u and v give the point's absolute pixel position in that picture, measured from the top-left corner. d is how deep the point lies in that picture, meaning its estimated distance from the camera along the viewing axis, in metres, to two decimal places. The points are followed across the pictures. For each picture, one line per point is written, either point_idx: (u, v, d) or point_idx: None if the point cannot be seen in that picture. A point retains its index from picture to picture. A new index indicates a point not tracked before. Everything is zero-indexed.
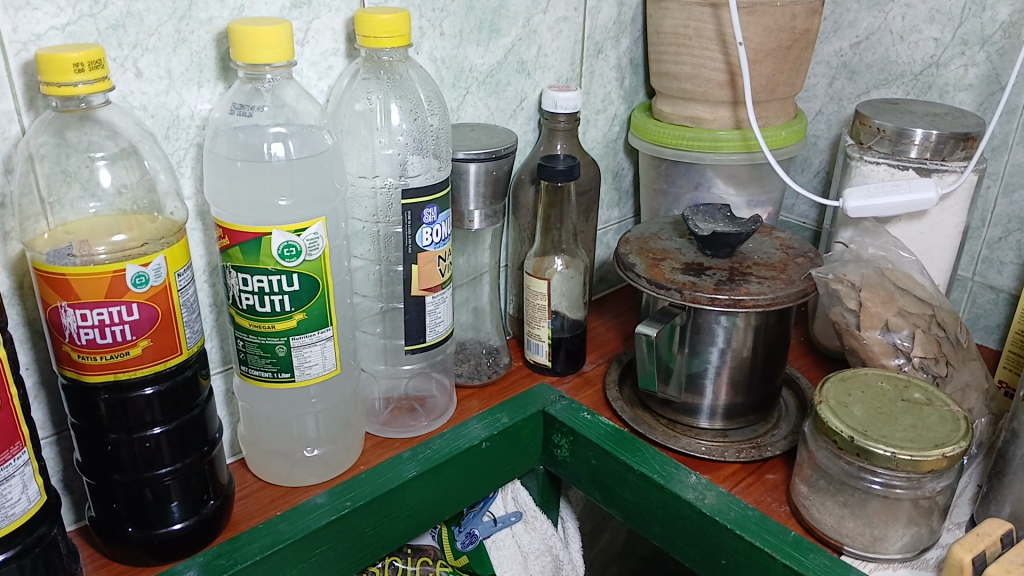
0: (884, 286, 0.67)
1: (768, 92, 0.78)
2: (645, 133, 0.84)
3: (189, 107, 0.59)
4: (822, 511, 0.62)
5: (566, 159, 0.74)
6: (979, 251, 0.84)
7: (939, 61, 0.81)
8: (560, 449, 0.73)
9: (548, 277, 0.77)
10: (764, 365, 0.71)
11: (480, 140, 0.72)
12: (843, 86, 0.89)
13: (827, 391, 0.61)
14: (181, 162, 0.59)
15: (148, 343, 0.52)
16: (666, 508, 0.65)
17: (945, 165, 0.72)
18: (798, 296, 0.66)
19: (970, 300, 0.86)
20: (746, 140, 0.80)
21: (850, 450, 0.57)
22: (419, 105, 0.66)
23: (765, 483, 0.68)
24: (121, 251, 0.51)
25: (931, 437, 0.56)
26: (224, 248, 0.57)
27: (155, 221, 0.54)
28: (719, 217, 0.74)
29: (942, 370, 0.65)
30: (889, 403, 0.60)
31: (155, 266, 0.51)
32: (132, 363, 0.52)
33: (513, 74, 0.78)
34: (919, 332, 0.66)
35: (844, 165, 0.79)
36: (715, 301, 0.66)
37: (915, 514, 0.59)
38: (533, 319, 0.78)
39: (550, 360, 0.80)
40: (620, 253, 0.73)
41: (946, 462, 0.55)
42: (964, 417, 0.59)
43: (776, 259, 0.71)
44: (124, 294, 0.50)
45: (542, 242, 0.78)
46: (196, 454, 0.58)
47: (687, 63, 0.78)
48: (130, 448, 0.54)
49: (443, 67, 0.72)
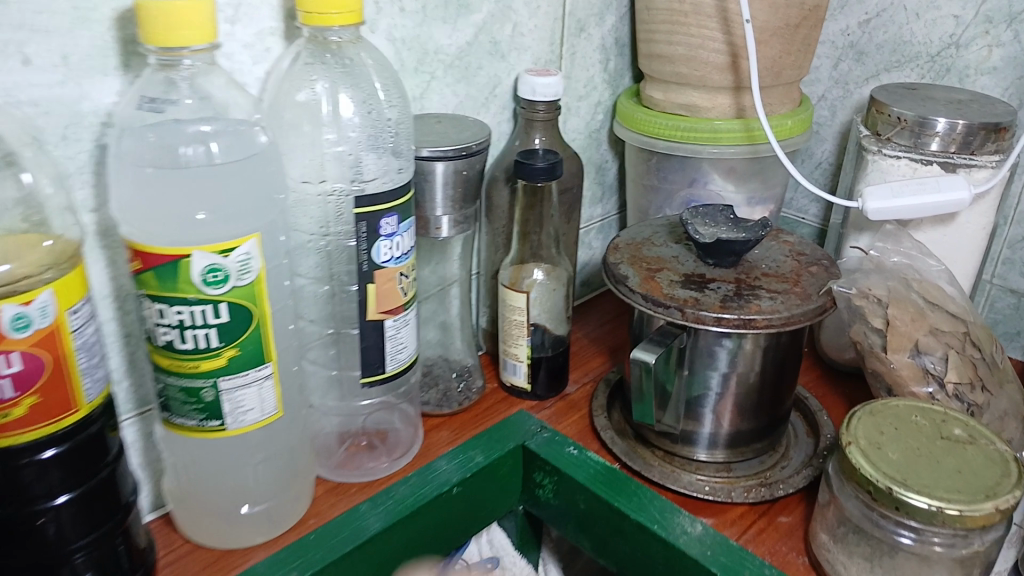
0: (911, 301, 0.58)
1: (774, 77, 0.69)
2: (633, 122, 0.75)
3: (93, 101, 0.48)
4: (849, 567, 0.53)
5: (546, 156, 0.64)
6: (999, 252, 0.76)
7: (959, 41, 0.73)
8: (542, 489, 0.64)
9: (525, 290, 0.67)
10: (773, 389, 0.63)
11: (448, 135, 0.62)
12: (849, 69, 0.80)
13: (856, 430, 0.53)
14: (82, 168, 0.49)
15: (36, 399, 0.42)
16: (666, 562, 0.57)
17: (974, 159, 0.64)
18: (816, 314, 0.58)
19: (987, 305, 0.79)
20: (750, 130, 0.71)
21: (887, 503, 0.49)
22: (374, 96, 0.56)
23: (778, 527, 0.59)
24: (7, 283, 0.40)
25: (980, 486, 0.48)
26: (136, 272, 0.47)
27: (47, 245, 0.43)
28: (721, 220, 0.64)
29: (980, 398, 0.57)
30: (927, 443, 0.52)
31: (39, 304, 0.41)
32: (18, 425, 0.42)
33: (485, 56, 0.68)
34: (953, 355, 0.57)
35: (857, 159, 0.70)
36: (722, 321, 0.57)
37: (956, 569, 0.51)
38: (510, 336, 0.68)
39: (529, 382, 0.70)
40: (610, 265, 0.64)
41: (999, 517, 0.47)
42: (1014, 458, 0.50)
43: (786, 269, 0.63)
44: (4, 342, 0.40)
45: (520, 250, 0.70)
46: (109, 523, 0.48)
47: (683, 43, 0.69)
48: (25, 524, 0.44)
49: (404, 49, 0.61)
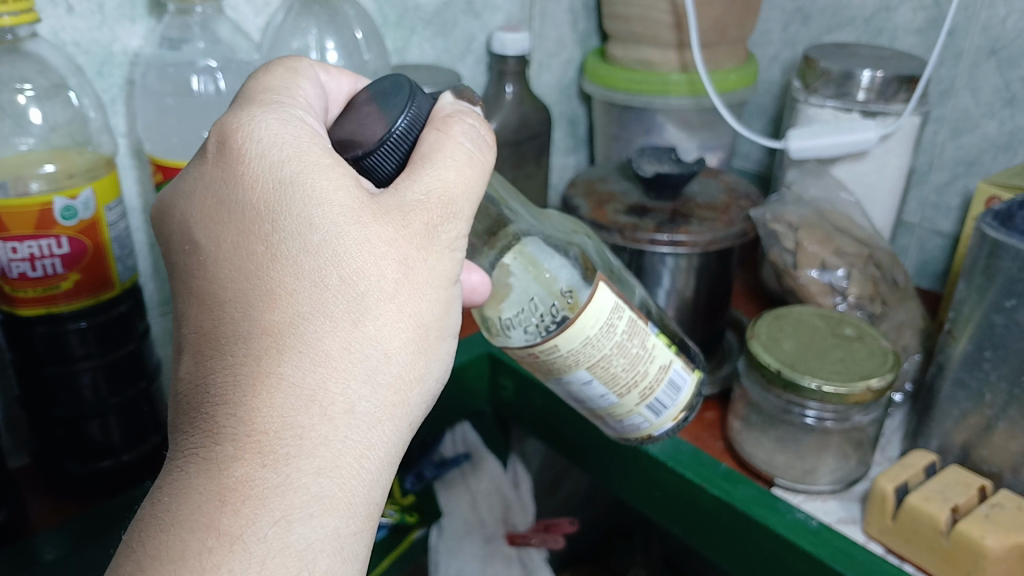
0: (822, 226, 0.70)
1: (717, 34, 0.78)
2: (597, 77, 0.84)
3: (123, 43, 0.59)
4: (756, 446, 0.63)
5: (563, 245, 0.54)
6: (927, 197, 0.85)
7: (890, 5, 0.81)
8: (506, 389, 0.77)
9: (591, 280, 0.51)
10: (708, 307, 0.72)
11: (425, 78, 0.72)
12: (797, 31, 0.89)
13: (760, 327, 0.63)
14: (113, 100, 0.60)
15: (80, 276, 0.55)
16: (604, 444, 0.68)
17: (887, 107, 0.72)
18: (738, 237, 0.67)
19: (918, 246, 0.87)
20: (693, 83, 0.80)
21: (779, 383, 0.58)
22: (354, 43, 0.69)
23: (703, 420, 0.70)
24: (52, 182, 0.52)
25: (859, 369, 0.58)
26: (158, 183, 0.58)
27: (84, 155, 0.55)
28: (665, 160, 0.73)
29: (877, 309, 0.68)
30: (821, 338, 0.61)
31: (83, 199, 0.53)
32: (64, 296, 0.54)
33: (461, 14, 0.79)
34: (855, 271, 0.68)
35: (793, 108, 0.79)
36: (656, 241, 0.65)
37: (844, 446, 0.61)
38: (626, 342, 0.50)
39: (694, 368, 0.56)
40: (471, 258, 0.52)
41: (873, 395, 0.57)
42: (894, 351, 0.60)
43: (719, 201, 0.71)
44: (53, 227, 0.52)
45: (501, 302, 0.51)
46: (135, 388, 0.60)
47: (637, 4, 0.79)
48: (71, 381, 0.56)
49: (386, 6, 0.72)
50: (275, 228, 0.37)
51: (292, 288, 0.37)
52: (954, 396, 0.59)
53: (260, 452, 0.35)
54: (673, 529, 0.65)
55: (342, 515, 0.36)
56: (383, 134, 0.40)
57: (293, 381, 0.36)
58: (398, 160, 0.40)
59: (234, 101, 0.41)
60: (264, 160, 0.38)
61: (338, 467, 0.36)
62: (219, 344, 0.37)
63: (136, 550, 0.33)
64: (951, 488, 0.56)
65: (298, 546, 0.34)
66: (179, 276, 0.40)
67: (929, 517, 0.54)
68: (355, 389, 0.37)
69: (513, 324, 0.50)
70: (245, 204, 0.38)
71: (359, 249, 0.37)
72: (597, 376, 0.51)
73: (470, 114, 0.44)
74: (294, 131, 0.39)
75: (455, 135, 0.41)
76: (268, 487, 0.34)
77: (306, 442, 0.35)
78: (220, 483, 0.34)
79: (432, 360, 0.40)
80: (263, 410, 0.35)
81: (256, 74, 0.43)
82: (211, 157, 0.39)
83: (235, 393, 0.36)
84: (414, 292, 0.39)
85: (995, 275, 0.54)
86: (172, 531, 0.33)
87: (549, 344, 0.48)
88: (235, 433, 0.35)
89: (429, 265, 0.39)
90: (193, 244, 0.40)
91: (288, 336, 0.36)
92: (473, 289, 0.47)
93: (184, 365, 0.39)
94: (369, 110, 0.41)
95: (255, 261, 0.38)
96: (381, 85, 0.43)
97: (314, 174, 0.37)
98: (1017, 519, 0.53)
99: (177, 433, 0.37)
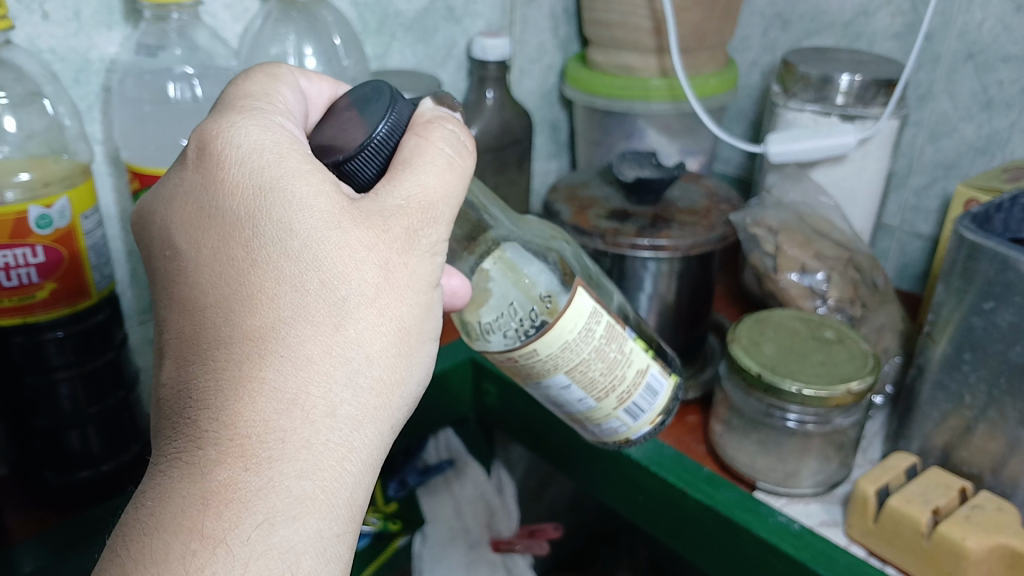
0: (802, 230, 0.71)
1: (697, 40, 0.79)
2: (578, 83, 0.84)
3: (99, 51, 0.58)
4: (738, 449, 0.63)
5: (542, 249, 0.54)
6: (906, 200, 0.85)
7: (868, 10, 0.82)
8: (489, 395, 0.76)
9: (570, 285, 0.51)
10: (690, 311, 0.72)
11: (405, 84, 0.72)
12: (776, 36, 0.90)
13: (741, 331, 0.63)
14: (90, 107, 0.59)
15: (56, 285, 0.54)
16: (587, 449, 0.68)
17: (866, 111, 0.73)
18: (719, 241, 0.67)
19: (898, 249, 0.87)
20: (673, 88, 0.80)
21: (760, 386, 0.58)
22: (334, 49, 0.69)
23: (686, 424, 0.70)
24: (29, 192, 0.52)
25: (838, 372, 0.58)
26: (136, 191, 0.58)
27: (60, 163, 0.55)
28: (646, 164, 0.73)
29: (857, 311, 0.68)
30: (801, 341, 0.62)
31: (59, 208, 0.53)
32: (41, 306, 0.54)
33: (441, 20, 0.79)
34: (835, 274, 0.69)
35: (773, 112, 0.79)
36: (637, 246, 0.65)
37: (826, 449, 0.61)
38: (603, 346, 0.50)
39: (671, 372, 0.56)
40: (450, 263, 0.52)
41: (852, 397, 0.57)
42: (873, 353, 0.60)
43: (700, 206, 0.71)
44: (29, 236, 0.52)
45: (480, 307, 0.51)
46: (113, 398, 0.60)
47: (617, 10, 0.79)
48: (49, 391, 0.56)
49: (366, 12, 0.72)
50: (256, 232, 0.37)
51: (274, 292, 0.37)
52: (933, 398, 0.59)
53: (241, 457, 0.34)
54: (656, 533, 0.65)
55: (324, 518, 0.35)
56: (363, 139, 0.40)
57: (275, 386, 0.35)
58: (380, 165, 0.40)
59: (214, 107, 0.41)
60: (244, 165, 0.38)
61: (320, 470, 0.35)
62: (200, 348, 0.37)
63: (117, 555, 0.33)
64: (931, 490, 0.57)
65: (281, 548, 0.34)
66: (159, 281, 0.40)
67: (910, 518, 0.54)
68: (337, 392, 0.37)
69: (493, 328, 0.50)
70: (226, 209, 0.38)
71: (340, 252, 0.37)
72: (574, 380, 0.51)
73: (451, 120, 0.44)
74: (274, 137, 0.39)
75: (436, 140, 0.41)
76: (250, 491, 0.34)
77: (288, 445, 0.35)
78: (201, 487, 0.34)
79: (414, 363, 0.40)
80: (245, 414, 0.35)
81: (236, 80, 0.43)
82: (191, 163, 0.39)
83: (217, 398, 0.35)
84: (396, 295, 0.39)
85: (973, 277, 0.54)
86: (153, 536, 0.33)
87: (528, 349, 0.48)
88: (217, 437, 0.35)
89: (410, 268, 0.39)
90: (173, 249, 0.39)
91: (270, 340, 0.36)
92: (453, 294, 0.47)
93: (166, 370, 0.38)
94: (350, 116, 0.41)
95: (236, 265, 0.37)
96: (362, 90, 0.43)
97: (294, 179, 0.37)
98: (997, 520, 0.53)
99: (159, 439, 0.37)
